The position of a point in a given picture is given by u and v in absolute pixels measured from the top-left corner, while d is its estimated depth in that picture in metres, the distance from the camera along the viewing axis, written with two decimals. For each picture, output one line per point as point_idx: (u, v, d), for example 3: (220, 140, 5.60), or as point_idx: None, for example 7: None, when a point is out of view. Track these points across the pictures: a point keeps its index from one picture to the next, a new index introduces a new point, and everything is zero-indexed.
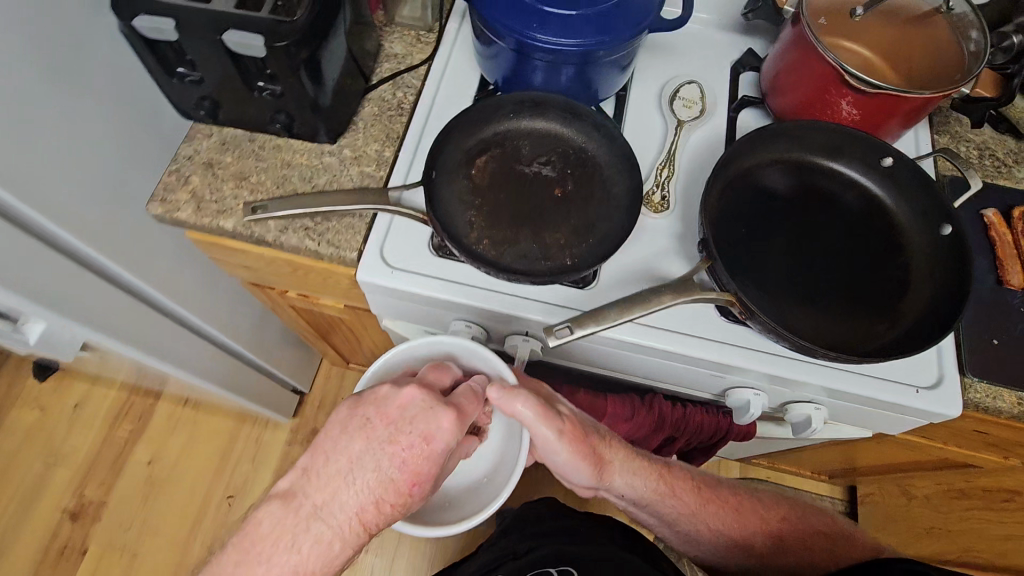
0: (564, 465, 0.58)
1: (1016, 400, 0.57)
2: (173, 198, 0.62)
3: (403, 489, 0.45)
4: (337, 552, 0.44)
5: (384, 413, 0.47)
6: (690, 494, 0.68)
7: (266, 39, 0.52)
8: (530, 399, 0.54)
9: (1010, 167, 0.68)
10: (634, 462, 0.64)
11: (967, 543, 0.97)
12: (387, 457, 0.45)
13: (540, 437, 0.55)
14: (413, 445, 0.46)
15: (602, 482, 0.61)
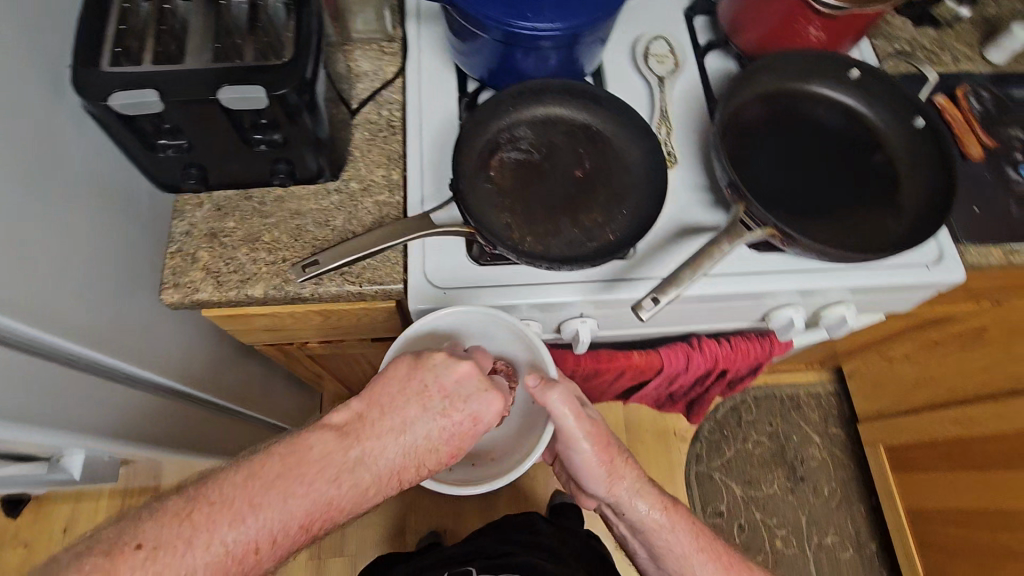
0: (579, 465, 0.59)
1: (1003, 253, 0.66)
2: (187, 280, 0.57)
3: (442, 458, 0.49)
4: (369, 498, 0.46)
5: (442, 384, 0.49)
6: (694, 543, 0.64)
7: (265, 89, 0.49)
8: (568, 397, 0.55)
9: (939, 54, 0.77)
10: (649, 488, 0.62)
11: (950, 384, 1.07)
12: (437, 426, 0.48)
13: (566, 434, 0.56)
14: (463, 420, 0.49)
15: (608, 494, 0.61)
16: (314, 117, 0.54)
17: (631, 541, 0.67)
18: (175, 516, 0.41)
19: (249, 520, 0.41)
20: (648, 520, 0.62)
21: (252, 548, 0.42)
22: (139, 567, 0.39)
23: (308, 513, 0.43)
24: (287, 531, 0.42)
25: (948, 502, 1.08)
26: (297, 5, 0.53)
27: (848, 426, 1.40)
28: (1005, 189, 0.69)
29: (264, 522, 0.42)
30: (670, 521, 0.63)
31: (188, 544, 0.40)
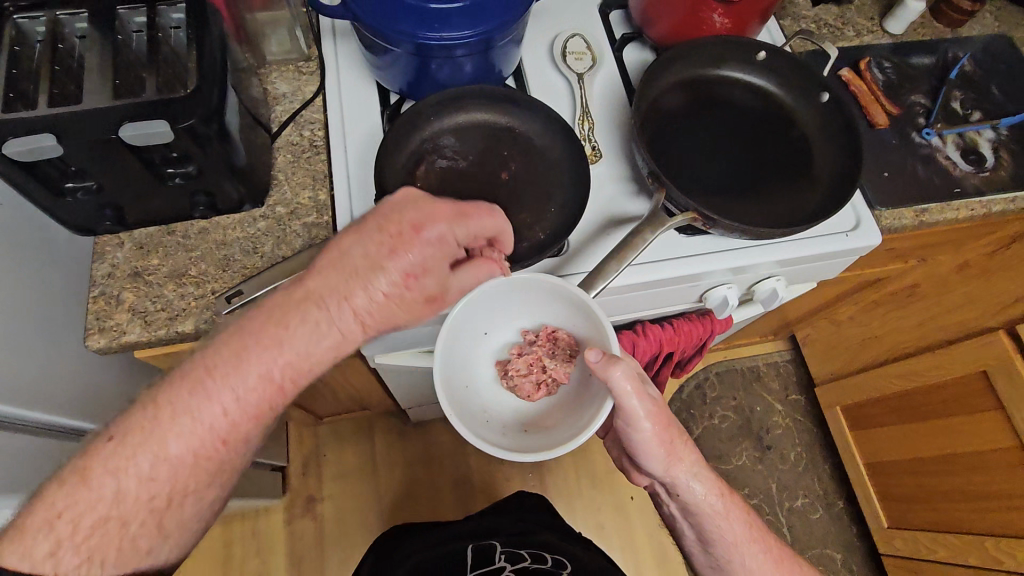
0: (637, 444, 0.59)
1: (914, 213, 0.69)
2: (113, 323, 0.56)
3: (396, 280, 0.49)
4: (326, 330, 0.49)
5: (386, 210, 0.50)
6: (746, 532, 0.64)
7: (169, 122, 0.48)
8: (631, 373, 0.53)
9: (842, 30, 0.80)
10: (707, 474, 0.62)
11: (893, 340, 1.12)
12: (376, 247, 0.49)
13: (628, 412, 0.55)
14: (400, 237, 0.49)
15: (665, 475, 0.61)
16: (227, 145, 0.53)
17: (679, 520, 0.68)
18: (141, 404, 0.46)
19: (209, 384, 0.47)
20: (703, 504, 0.63)
21: (221, 414, 0.47)
22: (111, 457, 0.44)
23: (269, 364, 0.48)
24: (247, 386, 0.47)
25: (901, 453, 1.13)
26: (198, 34, 0.52)
27: (807, 391, 1.45)
28: (911, 153, 0.72)
29: (228, 389, 0.47)
30: (724, 508, 0.64)
31: (157, 424, 0.45)
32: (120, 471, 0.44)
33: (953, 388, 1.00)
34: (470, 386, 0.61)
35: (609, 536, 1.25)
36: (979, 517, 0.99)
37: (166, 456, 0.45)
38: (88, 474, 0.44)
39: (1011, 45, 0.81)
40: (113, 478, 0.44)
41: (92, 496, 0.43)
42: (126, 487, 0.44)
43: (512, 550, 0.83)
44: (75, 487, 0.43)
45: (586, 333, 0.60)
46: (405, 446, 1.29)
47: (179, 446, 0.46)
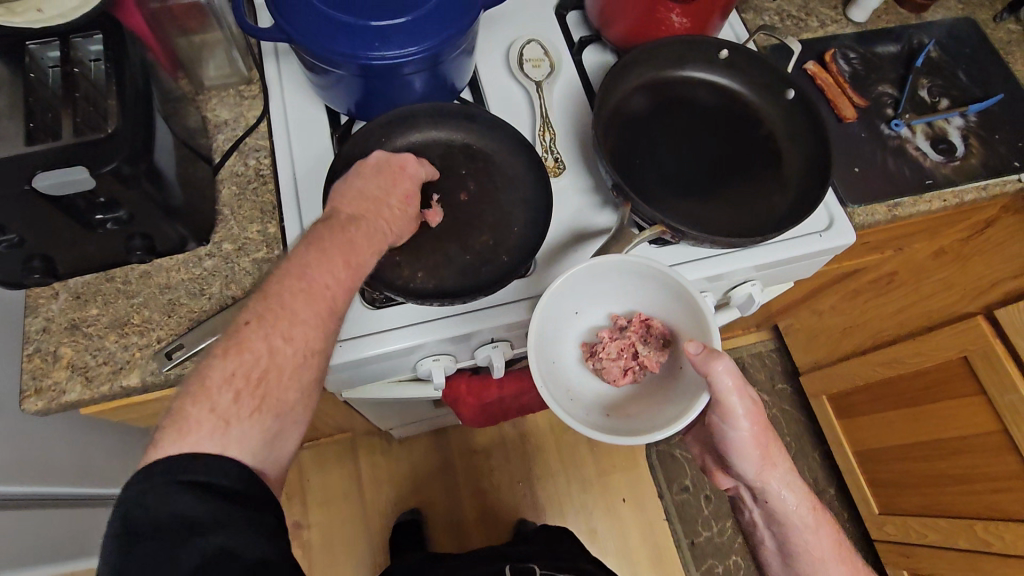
0: (731, 443, 0.57)
1: (887, 208, 0.68)
2: (50, 382, 0.52)
3: (402, 199, 0.52)
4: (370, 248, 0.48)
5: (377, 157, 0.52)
6: (836, 554, 0.61)
7: (88, 167, 0.44)
8: (733, 370, 0.51)
9: (805, 21, 0.78)
10: (799, 485, 0.59)
11: (875, 328, 1.11)
12: (378, 183, 0.51)
13: (725, 410, 0.54)
14: (398, 170, 0.53)
15: (756, 479, 0.58)
16: (156, 184, 0.49)
17: (759, 531, 0.64)
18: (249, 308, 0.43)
19: (306, 272, 0.45)
20: (792, 515, 0.59)
21: (326, 284, 0.45)
22: (254, 329, 0.42)
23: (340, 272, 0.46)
24: (337, 270, 0.46)
25: (888, 439, 1.13)
26: (116, 68, 0.48)
27: (793, 380, 1.45)
28: (881, 146, 0.71)
29: (320, 271, 0.45)
30: (813, 520, 0.60)
31: (280, 300, 0.43)
32: (272, 337, 0.42)
33: (935, 373, 0.99)
34: (557, 361, 0.58)
35: (603, 542, 1.23)
36: (966, 502, 0.99)
37: (296, 320, 0.43)
38: (242, 342, 0.42)
39: (976, 27, 0.80)
40: (264, 343, 0.42)
41: (251, 357, 0.41)
42: (276, 346, 0.42)
43: (551, 574, 0.85)
44: (233, 354, 0.41)
45: (681, 325, 0.58)
46: (391, 464, 1.26)
47: (306, 313, 0.44)
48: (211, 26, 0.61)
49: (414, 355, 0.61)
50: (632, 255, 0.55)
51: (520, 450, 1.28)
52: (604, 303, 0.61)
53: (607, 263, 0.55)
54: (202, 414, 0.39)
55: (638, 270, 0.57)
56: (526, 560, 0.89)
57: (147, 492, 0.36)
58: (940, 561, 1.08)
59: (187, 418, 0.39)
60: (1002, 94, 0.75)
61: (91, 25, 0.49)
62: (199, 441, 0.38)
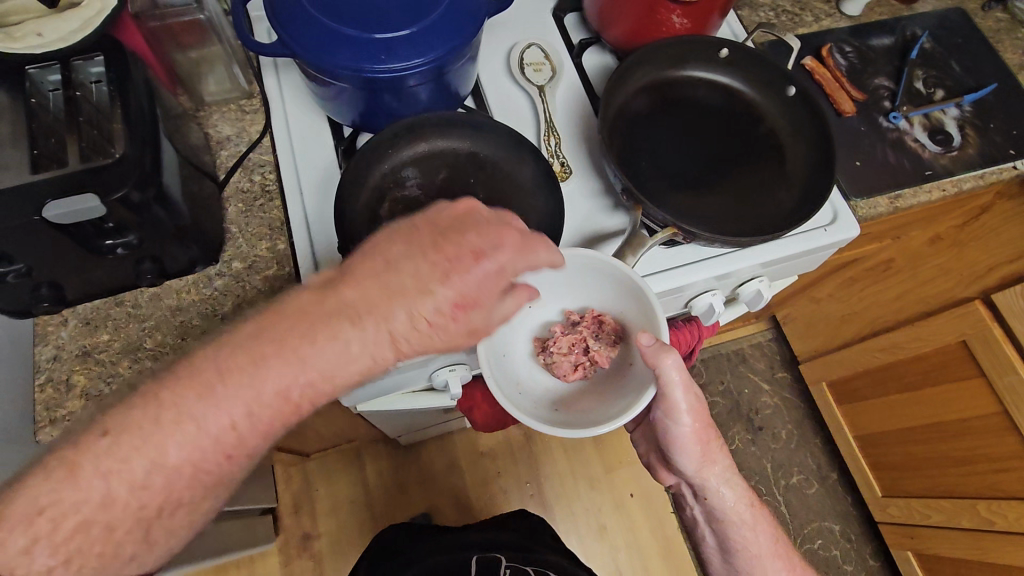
0: (674, 439, 0.59)
1: (888, 200, 0.69)
2: (64, 412, 0.51)
3: (445, 309, 0.43)
4: (355, 354, 0.42)
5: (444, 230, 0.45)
6: (775, 552, 0.62)
7: (98, 194, 0.43)
8: (680, 365, 0.52)
9: (800, 16, 0.79)
10: (738, 481, 0.61)
11: (872, 314, 1.13)
12: (427, 266, 0.43)
13: (670, 406, 0.56)
14: (444, 239, 0.44)
15: (695, 475, 0.60)
16: (166, 207, 0.48)
17: (701, 529, 0.65)
18: (143, 398, 0.39)
19: (220, 392, 0.39)
20: (731, 512, 0.61)
21: (229, 426, 0.39)
22: (104, 454, 0.37)
23: (295, 381, 0.40)
24: (263, 402, 0.40)
25: (890, 424, 1.15)
26: (119, 90, 0.47)
27: (792, 368, 1.47)
28: (880, 139, 0.72)
29: (233, 398, 0.39)
30: (752, 518, 0.62)
31: (155, 425, 0.38)
32: (114, 476, 0.37)
33: (935, 358, 1.01)
34: (506, 356, 0.59)
35: (613, 537, 1.24)
36: (968, 482, 1.01)
37: (162, 463, 0.38)
38: (78, 463, 0.37)
39: (966, 17, 0.81)
40: (104, 483, 0.37)
41: (79, 497, 0.36)
42: (116, 492, 0.37)
43: (517, 566, 0.82)
44: (62, 483, 0.36)
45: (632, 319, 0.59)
46: (398, 470, 1.26)
47: (180, 452, 0.38)
48: (211, 41, 0.60)
49: (429, 367, 0.61)
50: (584, 250, 0.56)
51: (526, 450, 1.28)
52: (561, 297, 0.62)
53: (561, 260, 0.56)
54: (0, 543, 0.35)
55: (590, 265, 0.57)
56: (491, 550, 0.84)
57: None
58: (944, 541, 1.11)
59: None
60: (995, 83, 0.76)
61: (92, 48, 0.48)
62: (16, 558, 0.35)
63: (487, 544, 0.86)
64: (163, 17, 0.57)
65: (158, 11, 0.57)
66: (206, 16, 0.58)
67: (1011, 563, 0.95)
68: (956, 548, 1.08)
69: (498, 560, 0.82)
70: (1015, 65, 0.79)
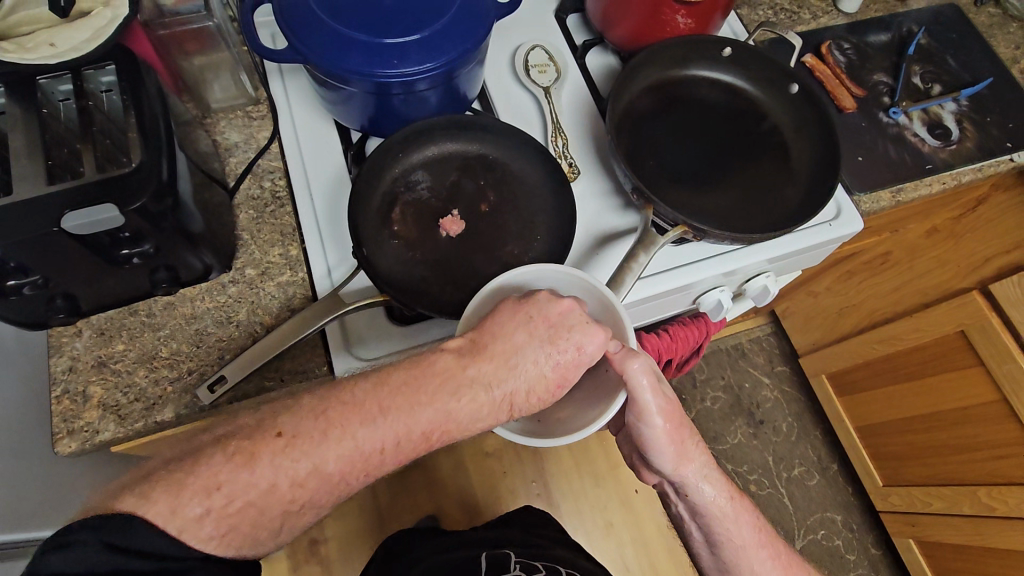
0: (647, 442, 0.53)
1: (890, 194, 0.70)
2: (83, 423, 0.51)
3: (550, 388, 0.46)
4: (482, 418, 0.44)
5: (553, 316, 0.47)
6: (756, 538, 0.59)
7: (118, 203, 0.43)
8: (650, 370, 0.49)
9: (798, 14, 0.80)
10: (717, 474, 0.56)
11: (870, 307, 1.15)
12: (542, 353, 0.45)
13: (639, 409, 0.50)
14: (558, 334, 0.46)
15: (673, 474, 0.55)
16: (181, 216, 0.48)
17: (686, 524, 0.60)
18: (310, 410, 0.41)
19: (380, 421, 0.41)
20: (713, 507, 0.57)
21: (379, 449, 0.41)
22: (279, 453, 0.39)
23: (431, 422, 0.43)
24: (409, 437, 0.42)
25: (890, 414, 1.16)
26: (133, 98, 0.47)
27: (791, 362, 1.48)
28: (881, 134, 0.73)
29: (392, 426, 0.42)
30: (734, 511, 0.57)
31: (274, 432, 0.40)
32: (284, 468, 0.39)
33: (934, 348, 1.02)
34: None
35: (620, 533, 1.24)
36: (969, 469, 1.02)
37: (321, 471, 0.40)
38: (254, 455, 0.39)
39: (959, 12, 0.82)
40: (273, 474, 0.39)
41: (250, 482, 0.38)
42: (280, 483, 0.39)
43: (525, 561, 0.79)
44: (238, 468, 0.39)
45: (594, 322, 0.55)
46: (404, 472, 1.25)
47: (337, 464, 0.40)
48: (217, 47, 0.60)
49: None
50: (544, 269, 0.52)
51: (531, 449, 1.29)
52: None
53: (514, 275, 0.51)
54: (172, 509, 0.36)
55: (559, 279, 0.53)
56: (499, 546, 0.83)
57: (87, 552, 0.34)
58: (947, 528, 1.12)
59: (168, 499, 0.36)
60: (990, 77, 0.78)
61: (103, 58, 0.48)
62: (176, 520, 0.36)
63: (494, 541, 0.85)
64: (170, 25, 0.57)
65: (165, 19, 0.56)
66: (214, 23, 0.58)
67: (1014, 548, 0.97)
68: (958, 534, 1.09)
69: (505, 556, 0.80)
70: (1008, 59, 0.80)
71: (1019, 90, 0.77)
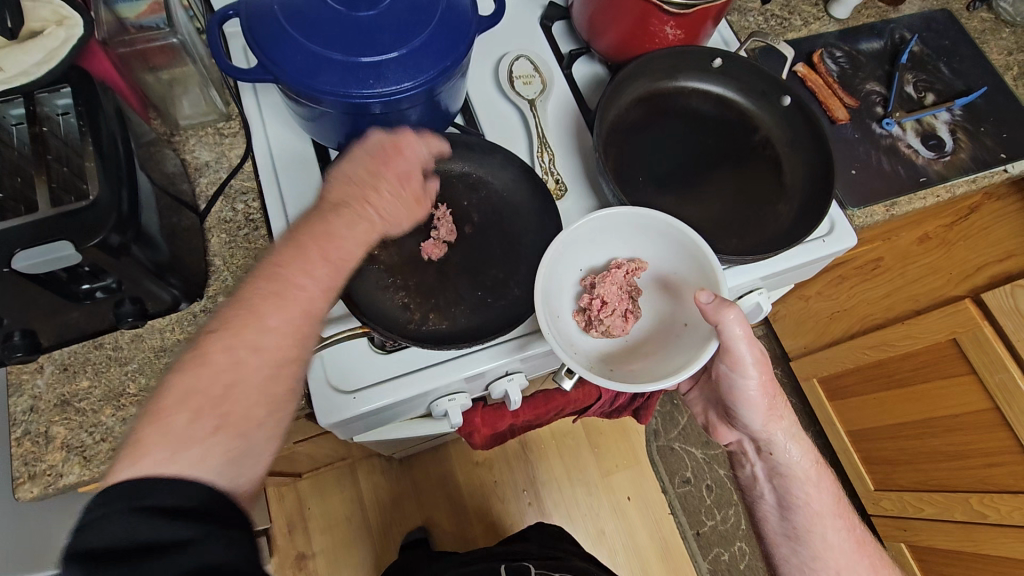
0: (738, 393, 0.56)
1: (884, 209, 0.68)
2: (44, 467, 0.48)
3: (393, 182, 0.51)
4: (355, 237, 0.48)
5: (383, 142, 0.52)
6: (833, 508, 0.59)
7: (73, 241, 0.40)
8: (745, 321, 0.50)
9: (789, 20, 0.78)
10: (803, 438, 0.59)
11: (862, 311, 1.13)
12: (369, 164, 0.51)
13: (733, 358, 0.53)
14: (392, 148, 0.52)
15: (760, 430, 0.58)
16: (146, 247, 0.46)
17: (758, 487, 0.62)
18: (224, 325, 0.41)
19: (281, 297, 0.43)
20: (794, 468, 0.58)
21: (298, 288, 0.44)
22: (225, 339, 0.40)
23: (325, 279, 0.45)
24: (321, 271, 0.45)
25: (879, 420, 1.16)
26: (90, 123, 0.44)
27: (782, 364, 1.47)
28: (874, 145, 0.71)
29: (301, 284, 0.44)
30: (816, 476, 0.59)
31: None
32: (237, 352, 0.40)
33: (925, 356, 1.01)
34: (559, 317, 0.56)
35: (612, 541, 1.23)
36: (957, 476, 1.02)
37: (263, 340, 0.41)
38: (206, 353, 0.40)
39: (951, 18, 0.81)
40: (227, 357, 0.40)
41: (215, 370, 0.39)
42: (247, 359, 0.40)
43: (547, 573, 0.77)
44: (194, 371, 0.39)
45: (681, 277, 0.58)
46: (391, 483, 1.23)
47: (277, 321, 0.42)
48: (183, 62, 0.57)
49: (429, 398, 0.58)
50: (648, 211, 0.56)
51: (520, 455, 1.27)
52: (603, 252, 0.59)
53: (607, 213, 0.55)
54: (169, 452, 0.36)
55: (658, 231, 0.57)
56: (518, 559, 0.81)
57: None
58: (937, 534, 1.12)
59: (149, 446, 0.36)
60: (984, 86, 0.76)
61: (58, 80, 0.45)
62: (155, 466, 0.35)
63: (511, 554, 0.82)
64: (133, 42, 0.55)
65: (128, 35, 0.54)
66: (179, 39, 0.55)
67: (1004, 554, 0.97)
68: (949, 540, 1.09)
69: (525, 568, 0.78)
70: (1002, 66, 0.79)
71: (1013, 100, 0.76)
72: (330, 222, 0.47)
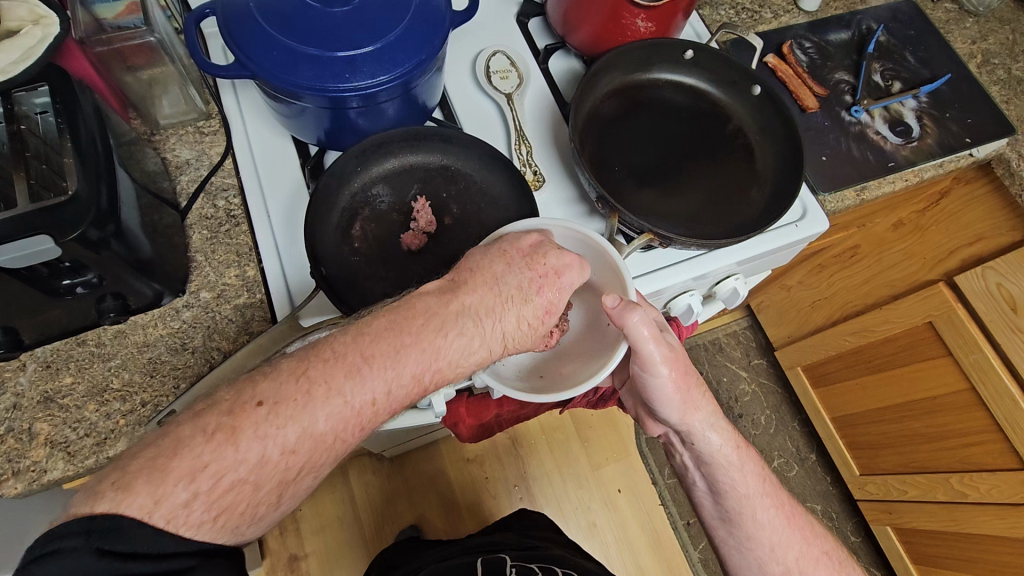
0: (653, 392, 0.56)
1: (854, 193, 0.70)
2: (27, 464, 0.48)
3: (538, 315, 0.47)
4: (476, 347, 0.44)
5: (545, 263, 0.47)
6: (761, 488, 0.59)
7: (52, 235, 0.41)
8: (649, 321, 0.51)
9: (759, 13, 0.80)
10: (723, 425, 0.58)
11: (841, 298, 1.16)
12: (523, 276, 0.46)
13: (642, 358, 0.53)
14: (552, 275, 0.47)
15: (680, 423, 0.57)
16: (126, 244, 0.46)
17: (690, 473, 0.62)
18: (290, 373, 0.39)
19: (367, 371, 0.40)
20: (718, 455, 0.58)
21: (371, 400, 0.40)
22: (261, 421, 0.38)
23: (417, 369, 0.42)
24: (402, 382, 0.41)
25: (861, 405, 1.18)
26: (67, 122, 0.45)
27: (767, 355, 1.50)
28: (843, 133, 0.73)
29: (380, 372, 0.40)
30: (740, 461, 0.59)
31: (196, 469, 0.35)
32: (270, 437, 0.37)
33: (903, 339, 1.03)
34: None
35: (604, 534, 1.24)
36: (939, 458, 1.04)
37: (311, 431, 0.39)
38: (237, 428, 0.37)
39: (917, 8, 0.83)
40: (260, 442, 0.37)
41: (238, 458, 0.36)
42: (270, 453, 0.38)
43: (522, 564, 0.77)
44: (222, 445, 0.36)
45: (596, 281, 0.57)
46: (383, 483, 1.24)
47: (326, 421, 0.39)
48: (162, 61, 0.58)
49: None
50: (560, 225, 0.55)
51: (511, 451, 1.28)
52: None
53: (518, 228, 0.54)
54: (156, 498, 0.34)
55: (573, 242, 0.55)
56: (494, 551, 0.81)
57: None
58: (921, 515, 1.14)
59: (149, 488, 0.34)
60: (949, 73, 0.79)
61: (35, 79, 0.46)
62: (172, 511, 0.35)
63: (490, 546, 0.83)
64: (109, 41, 0.55)
65: (104, 35, 0.55)
66: (157, 37, 0.56)
67: (985, 532, 0.99)
68: (932, 521, 1.12)
69: (501, 561, 0.77)
70: (966, 53, 0.81)
71: (977, 86, 0.78)
72: (423, 320, 0.43)
